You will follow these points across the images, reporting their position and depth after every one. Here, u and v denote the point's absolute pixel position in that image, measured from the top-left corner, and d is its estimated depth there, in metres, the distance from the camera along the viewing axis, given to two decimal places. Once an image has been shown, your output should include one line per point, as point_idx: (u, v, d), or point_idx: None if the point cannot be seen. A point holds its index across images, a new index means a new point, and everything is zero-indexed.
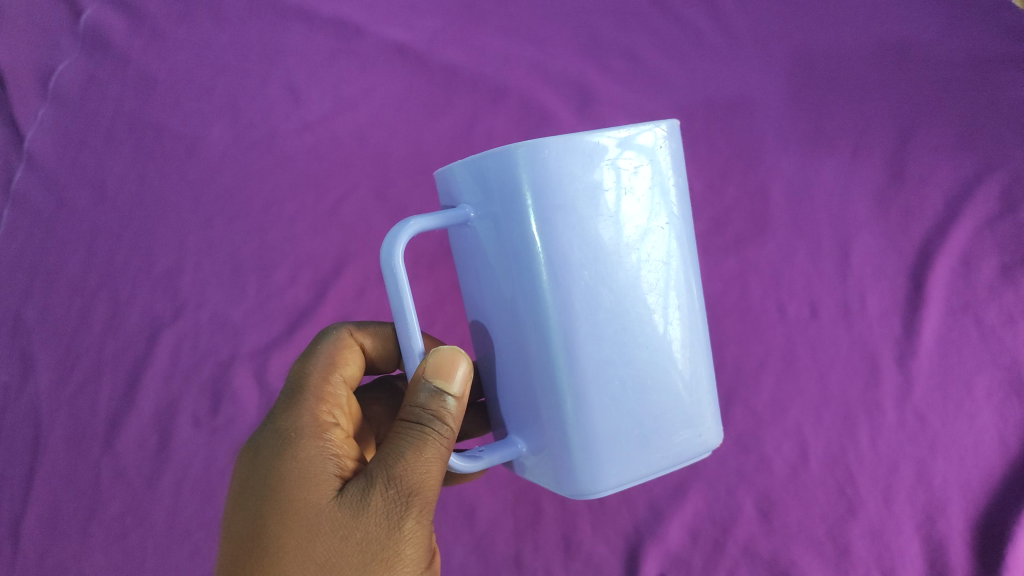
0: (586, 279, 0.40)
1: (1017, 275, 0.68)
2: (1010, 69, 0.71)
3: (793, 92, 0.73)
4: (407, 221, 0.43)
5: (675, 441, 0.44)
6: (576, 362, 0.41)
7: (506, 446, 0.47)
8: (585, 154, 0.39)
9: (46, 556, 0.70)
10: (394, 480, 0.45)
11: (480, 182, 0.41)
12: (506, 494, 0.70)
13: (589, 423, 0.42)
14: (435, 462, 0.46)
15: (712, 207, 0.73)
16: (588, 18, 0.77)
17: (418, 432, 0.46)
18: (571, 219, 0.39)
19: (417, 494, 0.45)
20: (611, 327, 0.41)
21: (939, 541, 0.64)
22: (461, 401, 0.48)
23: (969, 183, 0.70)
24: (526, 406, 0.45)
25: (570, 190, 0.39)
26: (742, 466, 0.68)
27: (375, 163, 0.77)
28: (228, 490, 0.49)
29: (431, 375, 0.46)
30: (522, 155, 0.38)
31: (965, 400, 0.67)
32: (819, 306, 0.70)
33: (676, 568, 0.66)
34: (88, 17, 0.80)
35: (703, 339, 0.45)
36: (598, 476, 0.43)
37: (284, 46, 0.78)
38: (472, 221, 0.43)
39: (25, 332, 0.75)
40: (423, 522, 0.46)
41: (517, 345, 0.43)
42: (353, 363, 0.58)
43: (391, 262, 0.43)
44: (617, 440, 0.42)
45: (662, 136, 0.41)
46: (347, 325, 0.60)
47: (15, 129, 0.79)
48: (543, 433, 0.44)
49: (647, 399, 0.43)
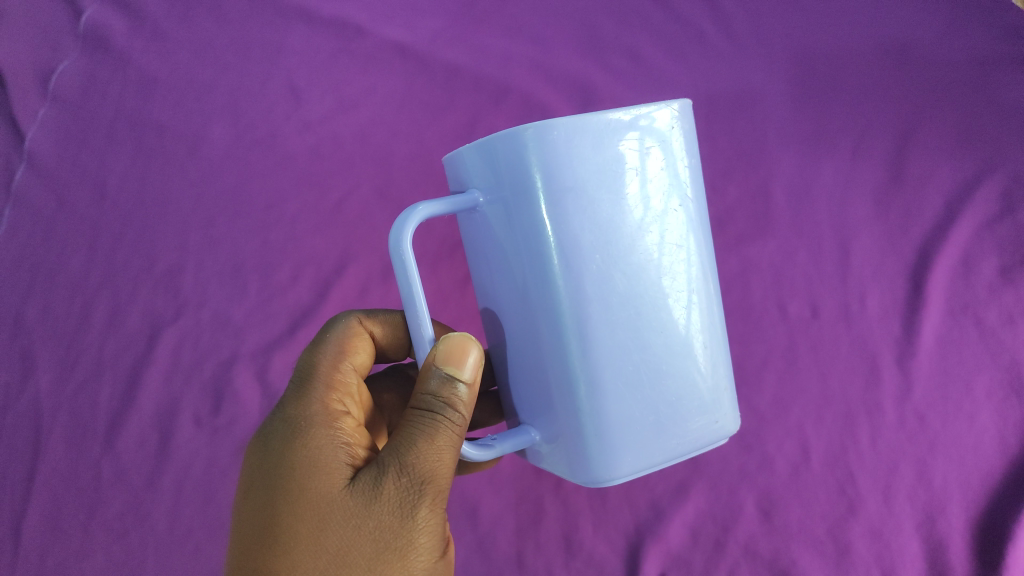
0: (599, 263, 0.40)
1: (1017, 276, 0.68)
2: (1009, 70, 0.71)
3: (794, 92, 0.74)
4: (416, 207, 0.43)
5: (690, 427, 0.44)
6: (589, 347, 0.41)
7: (520, 434, 0.47)
8: (596, 135, 0.39)
9: (46, 556, 0.70)
10: (406, 469, 0.45)
11: (490, 166, 0.41)
12: (508, 492, 0.70)
13: (603, 409, 0.42)
14: (447, 450, 0.46)
15: (712, 207, 0.73)
16: (589, 19, 0.77)
17: (430, 419, 0.46)
18: (582, 201, 0.39)
19: (430, 482, 0.45)
20: (624, 311, 0.41)
21: (939, 540, 0.65)
22: (472, 388, 0.47)
23: (969, 183, 0.70)
24: (538, 393, 0.45)
25: (580, 172, 0.39)
26: (743, 465, 0.69)
27: (377, 163, 0.77)
28: (239, 480, 0.50)
29: (442, 362, 0.46)
30: (532, 137, 0.38)
31: (965, 400, 0.67)
32: (819, 306, 0.71)
33: (677, 567, 0.66)
34: (89, 16, 0.80)
35: (718, 323, 0.46)
36: (613, 462, 0.43)
37: (285, 46, 0.78)
38: (482, 206, 0.43)
39: (26, 331, 0.75)
40: (436, 511, 0.46)
41: (529, 331, 0.43)
42: (363, 352, 0.58)
43: (399, 249, 0.43)
44: (632, 426, 0.42)
45: (675, 117, 0.41)
46: (356, 313, 0.60)
47: (15, 129, 0.79)
48: (556, 421, 0.44)
49: (662, 384, 0.43)
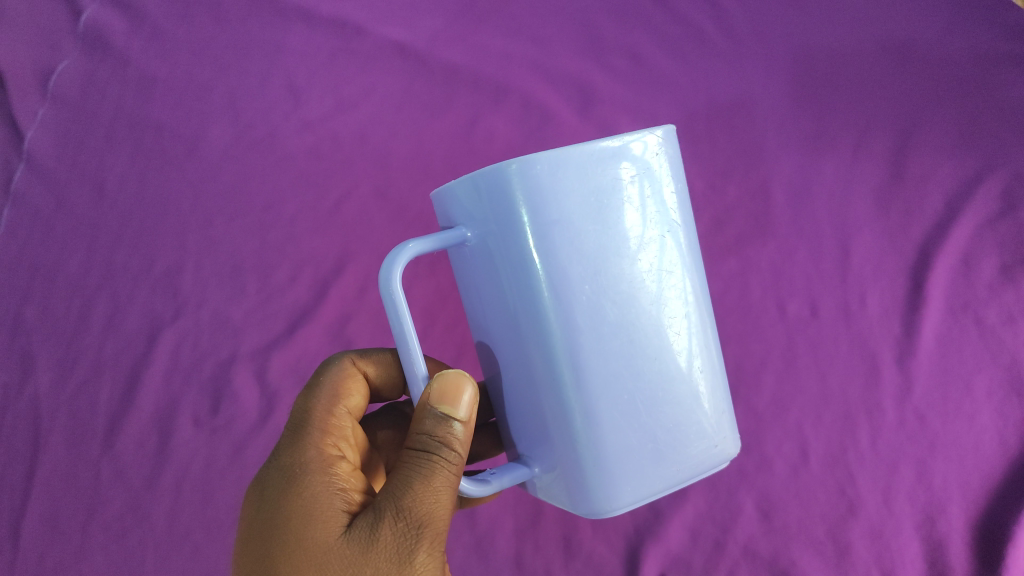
0: (589, 294, 0.39)
1: (1017, 275, 0.68)
2: (1010, 70, 0.71)
3: (794, 92, 0.73)
4: (404, 245, 0.43)
5: (691, 452, 0.44)
6: (583, 378, 0.40)
7: (517, 469, 0.46)
8: (580, 166, 0.38)
9: (46, 556, 0.70)
10: (403, 512, 0.45)
11: (476, 201, 0.41)
12: (507, 494, 0.70)
13: (601, 439, 0.41)
14: (444, 491, 0.46)
15: (712, 207, 0.73)
16: (589, 18, 0.77)
17: (426, 461, 0.46)
18: (569, 233, 0.39)
19: (427, 526, 0.45)
20: (617, 341, 0.40)
21: (940, 541, 0.64)
22: (468, 426, 0.47)
23: (969, 183, 0.70)
24: (535, 425, 0.44)
25: (565, 204, 0.38)
26: (743, 465, 0.68)
27: (376, 162, 0.76)
28: (236, 530, 0.49)
29: (437, 401, 0.46)
30: (516, 171, 0.38)
31: (965, 400, 0.67)
32: (819, 306, 0.71)
33: (677, 568, 0.66)
34: (89, 16, 0.80)
35: (713, 346, 0.45)
36: (613, 492, 0.42)
37: (284, 46, 0.78)
38: (470, 241, 0.43)
39: (25, 332, 0.75)
40: (434, 555, 0.45)
41: (523, 363, 0.42)
42: (358, 393, 0.57)
43: (389, 287, 0.43)
44: (631, 456, 0.42)
45: (658, 143, 0.41)
46: (350, 353, 0.59)
47: (15, 128, 0.79)
48: (554, 452, 0.43)
49: (659, 411, 0.42)
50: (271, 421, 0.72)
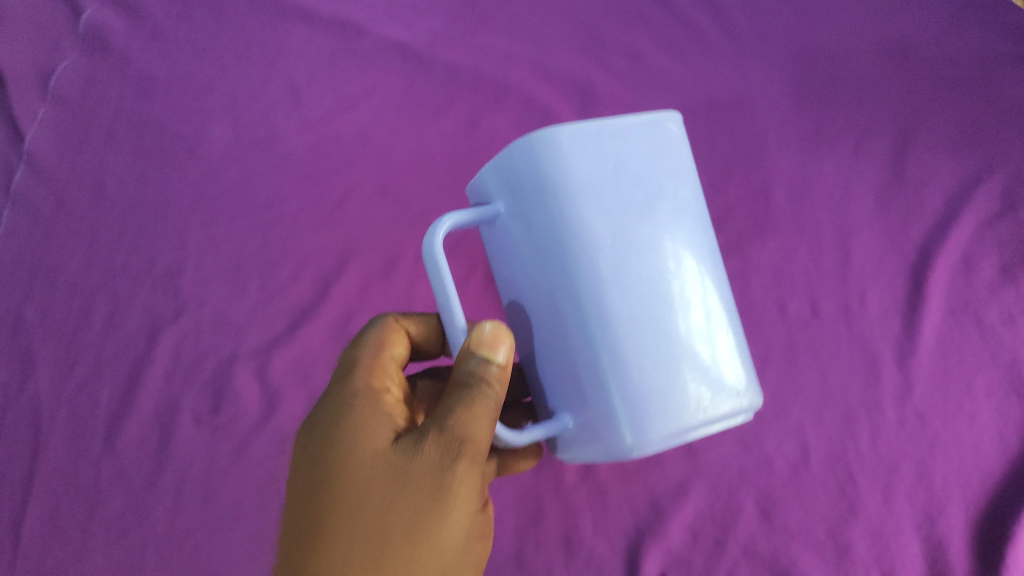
0: (613, 251, 0.39)
1: (1017, 275, 0.68)
2: (1012, 70, 0.72)
3: (794, 90, 0.74)
4: (442, 218, 0.43)
5: (721, 408, 0.42)
6: (613, 334, 0.40)
7: (552, 420, 0.44)
8: (595, 137, 0.39)
9: (46, 556, 0.69)
10: (445, 430, 0.45)
11: (505, 177, 0.41)
12: (509, 492, 0.70)
13: (633, 393, 0.40)
14: (485, 418, 0.46)
15: (713, 207, 0.73)
16: (586, 20, 0.78)
17: (465, 392, 0.46)
18: (591, 195, 0.39)
19: (468, 444, 0.45)
20: (643, 297, 0.40)
21: (939, 541, 0.64)
22: (506, 369, 0.47)
23: (969, 182, 0.71)
24: (569, 390, 0.43)
25: (586, 169, 0.39)
26: (743, 464, 0.69)
27: (376, 161, 0.77)
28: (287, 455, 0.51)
29: (475, 346, 0.46)
30: (538, 139, 0.38)
31: (965, 400, 0.67)
32: (819, 305, 0.71)
33: (677, 567, 0.66)
34: (89, 17, 0.80)
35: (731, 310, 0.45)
36: (645, 446, 0.41)
37: (284, 45, 0.79)
38: (503, 216, 0.43)
39: (25, 332, 0.75)
40: (475, 469, 0.46)
41: (556, 329, 0.42)
42: (401, 346, 0.56)
43: (430, 255, 0.43)
44: (663, 409, 0.41)
45: (665, 121, 0.42)
46: (392, 313, 0.58)
47: (15, 128, 0.79)
48: (587, 413, 0.42)
49: (688, 368, 0.41)
50: (271, 421, 0.72)
